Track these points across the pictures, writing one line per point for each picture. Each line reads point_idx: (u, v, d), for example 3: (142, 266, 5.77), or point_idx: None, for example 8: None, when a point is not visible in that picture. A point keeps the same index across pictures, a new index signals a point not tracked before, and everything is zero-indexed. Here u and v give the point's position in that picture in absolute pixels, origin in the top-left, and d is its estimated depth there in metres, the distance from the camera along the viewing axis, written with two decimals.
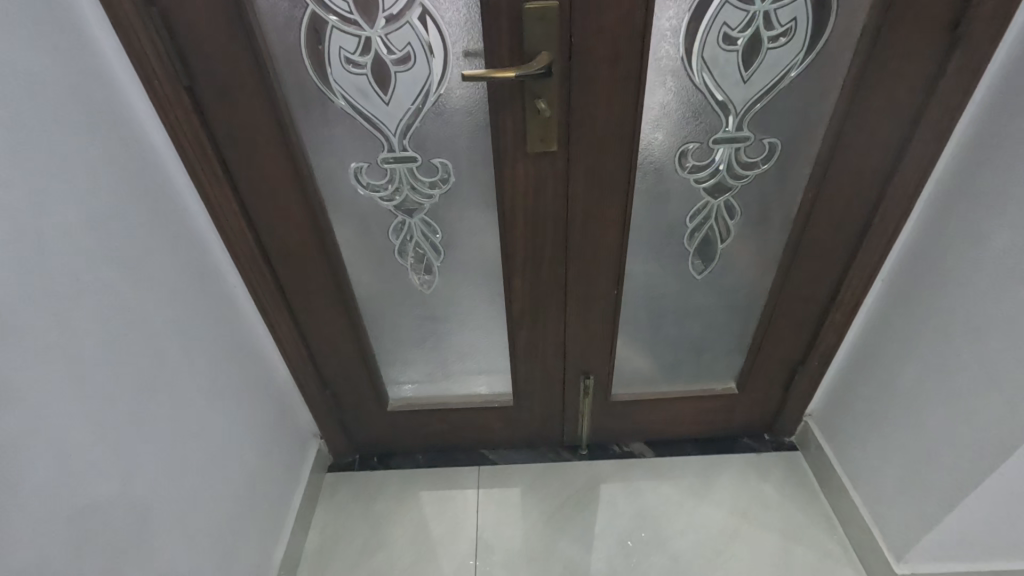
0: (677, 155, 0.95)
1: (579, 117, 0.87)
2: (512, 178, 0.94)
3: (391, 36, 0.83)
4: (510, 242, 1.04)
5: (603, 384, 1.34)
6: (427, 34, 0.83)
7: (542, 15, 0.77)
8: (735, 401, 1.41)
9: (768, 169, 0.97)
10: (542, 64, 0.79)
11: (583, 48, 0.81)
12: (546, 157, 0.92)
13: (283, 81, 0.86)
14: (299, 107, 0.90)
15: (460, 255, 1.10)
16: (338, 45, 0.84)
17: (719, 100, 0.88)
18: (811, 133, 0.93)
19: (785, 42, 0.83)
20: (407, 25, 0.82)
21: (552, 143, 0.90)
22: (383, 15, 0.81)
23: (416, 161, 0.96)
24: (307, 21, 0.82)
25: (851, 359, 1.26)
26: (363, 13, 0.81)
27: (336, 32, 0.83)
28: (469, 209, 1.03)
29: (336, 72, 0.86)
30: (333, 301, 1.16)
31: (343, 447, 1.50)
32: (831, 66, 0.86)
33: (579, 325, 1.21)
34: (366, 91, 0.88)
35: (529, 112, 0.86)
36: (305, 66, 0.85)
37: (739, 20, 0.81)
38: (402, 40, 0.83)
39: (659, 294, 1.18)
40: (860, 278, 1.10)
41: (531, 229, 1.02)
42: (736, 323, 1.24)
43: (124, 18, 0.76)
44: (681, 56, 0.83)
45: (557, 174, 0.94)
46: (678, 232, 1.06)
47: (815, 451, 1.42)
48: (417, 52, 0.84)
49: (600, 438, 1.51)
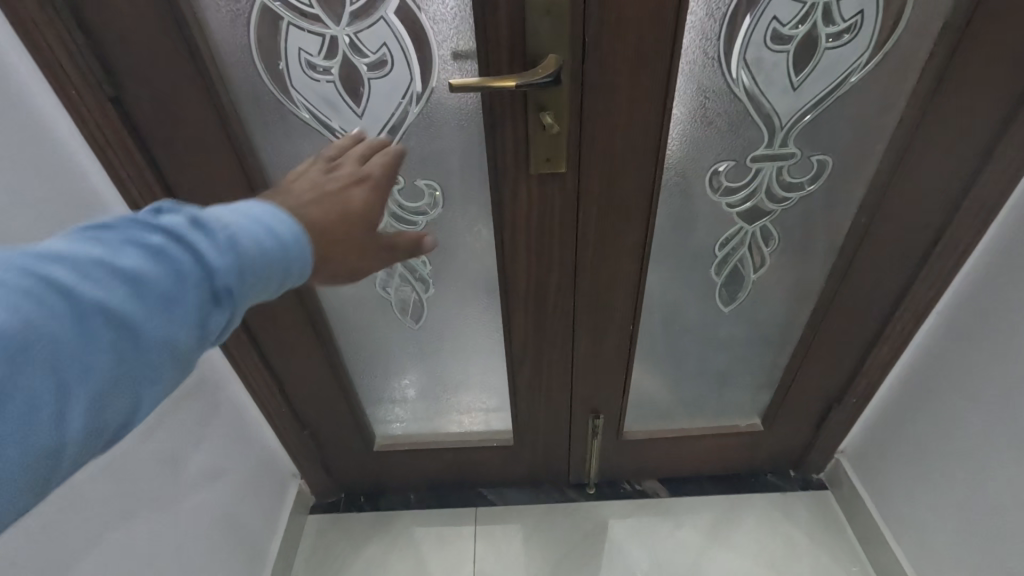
0: (708, 175, 0.79)
1: (593, 132, 0.72)
2: (512, 202, 0.79)
3: (361, 36, 0.67)
4: (510, 275, 0.89)
5: (614, 422, 1.19)
6: (407, 30, 0.67)
7: (549, 10, 0.61)
8: (761, 438, 1.27)
9: (815, 190, 0.82)
10: (550, 70, 0.63)
11: (599, 51, 0.65)
12: (553, 178, 0.77)
13: (236, 91, 0.71)
14: (257, 121, 0.75)
15: (452, 286, 0.95)
16: (298, 45, 0.68)
17: (763, 110, 0.73)
18: (869, 148, 0.78)
19: (848, 40, 0.67)
20: (381, 21, 0.66)
21: (560, 164, 0.74)
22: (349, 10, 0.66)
23: (398, 183, 0.81)
24: (257, 17, 0.66)
25: (896, 396, 1.11)
26: (327, 6, 0.65)
27: (294, 30, 0.67)
28: (461, 237, 0.88)
29: (296, 80, 0.71)
30: (306, 336, 1.01)
31: (326, 486, 1.35)
32: (901, 68, 0.70)
33: (588, 362, 1.06)
34: (335, 101, 0.72)
35: (533, 128, 0.70)
36: (259, 71, 0.70)
37: (793, 14, 0.65)
38: (375, 41, 0.68)
39: (680, 327, 1.03)
40: (914, 310, 0.95)
41: (535, 258, 0.87)
42: (766, 356, 1.10)
43: (24, 14, 0.59)
44: (720, 59, 0.68)
45: (565, 198, 0.79)
46: (705, 259, 0.91)
47: (848, 491, 1.28)
48: (395, 55, 0.69)
49: (610, 476, 1.37)
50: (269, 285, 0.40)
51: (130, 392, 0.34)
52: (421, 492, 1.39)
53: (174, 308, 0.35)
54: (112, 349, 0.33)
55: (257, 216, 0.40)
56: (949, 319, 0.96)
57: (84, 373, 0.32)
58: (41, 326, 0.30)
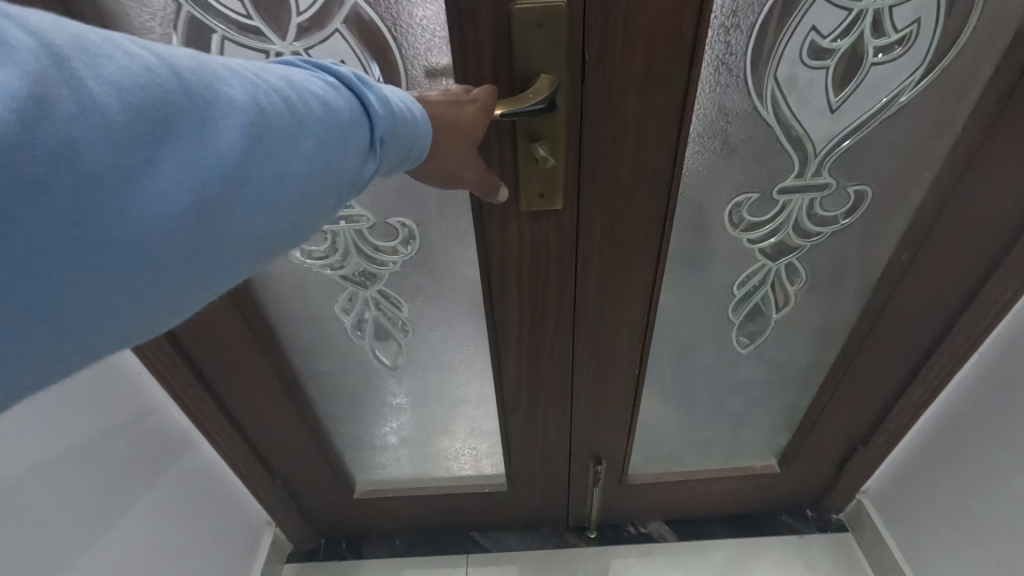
0: (729, 209, 0.68)
1: (594, 165, 0.61)
2: (501, 242, 0.68)
3: (313, 53, 0.55)
4: (500, 319, 0.78)
5: (617, 467, 1.08)
6: (369, 47, 0.55)
7: (541, 21, 0.50)
8: (777, 479, 1.16)
9: (850, 223, 0.71)
10: (542, 94, 0.52)
11: (602, 70, 0.54)
12: (547, 215, 0.66)
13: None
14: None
15: (434, 328, 0.84)
16: (236, 65, 0.56)
17: (794, 135, 0.62)
18: (915, 176, 0.67)
19: (900, 55, 0.56)
20: (338, 35, 0.54)
21: (557, 201, 0.63)
22: (297, 22, 0.53)
23: (367, 220, 0.70)
24: (183, 31, 0.54)
25: (929, 436, 1.01)
26: (270, 17, 0.53)
27: (232, 47, 0.54)
28: (443, 277, 0.76)
29: None
30: (270, 383, 0.89)
31: (303, 534, 1.23)
32: (960, 86, 0.59)
33: (588, 408, 0.95)
34: None
35: (524, 161, 0.59)
36: None
37: (835, 23, 0.54)
38: (331, 58, 0.56)
39: (691, 368, 0.92)
40: (956, 351, 0.85)
41: (528, 301, 0.76)
42: (786, 397, 0.99)
43: None
44: (746, 79, 0.57)
45: (562, 236, 0.68)
46: (721, 298, 0.80)
47: (871, 535, 1.17)
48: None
49: (612, 518, 1.26)
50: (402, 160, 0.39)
51: (314, 209, 0.32)
52: (407, 538, 1.27)
53: (364, 139, 0.34)
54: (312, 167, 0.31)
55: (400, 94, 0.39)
56: (994, 360, 0.86)
57: (208, 156, 0.26)
58: (262, 116, 0.29)
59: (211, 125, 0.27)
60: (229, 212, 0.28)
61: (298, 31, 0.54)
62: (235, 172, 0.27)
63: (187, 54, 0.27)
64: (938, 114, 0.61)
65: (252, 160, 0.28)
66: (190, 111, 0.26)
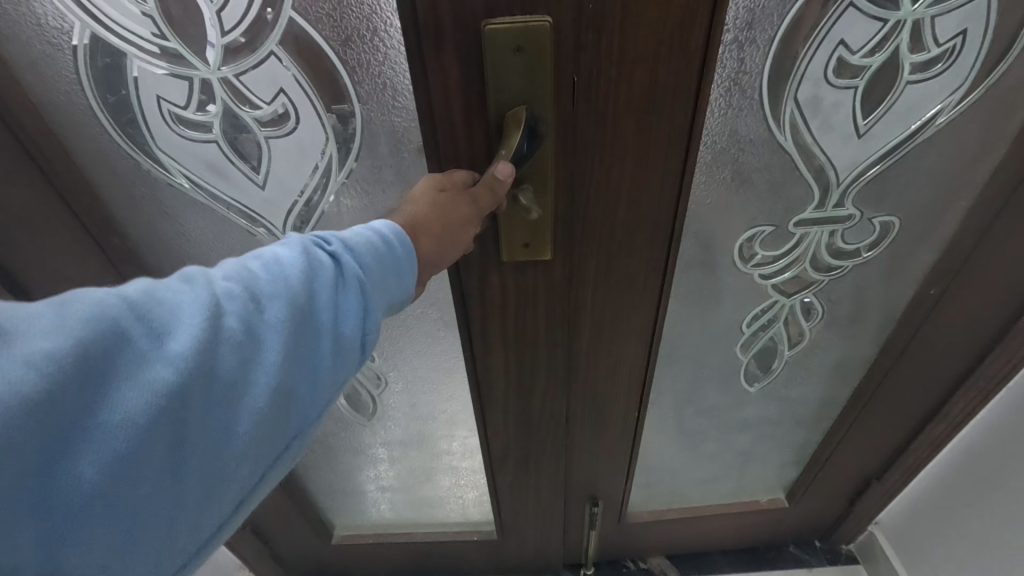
0: (739, 244, 0.60)
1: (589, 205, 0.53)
2: (483, 296, 0.61)
3: (247, 80, 0.51)
4: (484, 372, 0.70)
5: (615, 507, 1.00)
6: (306, 72, 0.50)
7: (520, 44, 0.42)
8: (785, 514, 1.09)
9: (874, 256, 0.63)
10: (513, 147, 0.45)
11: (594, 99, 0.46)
12: (536, 266, 0.58)
13: (104, 152, 0.57)
14: (139, 184, 0.60)
15: (411, 373, 0.77)
16: (157, 92, 0.52)
17: (815, 163, 0.54)
18: (948, 207, 0.59)
19: (940, 72, 0.48)
20: (272, 57, 0.49)
21: (545, 251, 0.56)
22: (222, 45, 0.48)
23: None
24: (94, 53, 0.50)
25: (950, 473, 0.94)
26: (189, 40, 0.48)
27: (153, 73, 0.50)
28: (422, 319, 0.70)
29: (162, 137, 0.55)
30: None
31: None
32: (1005, 108, 0.51)
33: (583, 451, 0.87)
34: (221, 165, 0.57)
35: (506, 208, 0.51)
36: (110, 126, 0.55)
37: (868, 36, 0.46)
38: (268, 86, 0.51)
39: (695, 407, 0.84)
40: (985, 389, 0.77)
41: (515, 355, 0.68)
42: (796, 433, 0.91)
43: None
44: (761, 103, 0.49)
45: (552, 289, 0.60)
46: (728, 337, 0.72)
47: (884, 571, 1.10)
48: (297, 105, 0.52)
49: (611, 554, 1.18)
50: (402, 292, 0.38)
51: (306, 376, 0.33)
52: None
53: (341, 294, 0.35)
54: (282, 337, 0.32)
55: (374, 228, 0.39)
56: None
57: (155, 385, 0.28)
58: (208, 328, 0.30)
59: (158, 354, 0.29)
60: (205, 405, 0.30)
61: (226, 55, 0.49)
62: (202, 367, 0.30)
63: (144, 284, 0.30)
64: (977, 138, 0.54)
65: (215, 349, 0.30)
66: (126, 352, 0.28)
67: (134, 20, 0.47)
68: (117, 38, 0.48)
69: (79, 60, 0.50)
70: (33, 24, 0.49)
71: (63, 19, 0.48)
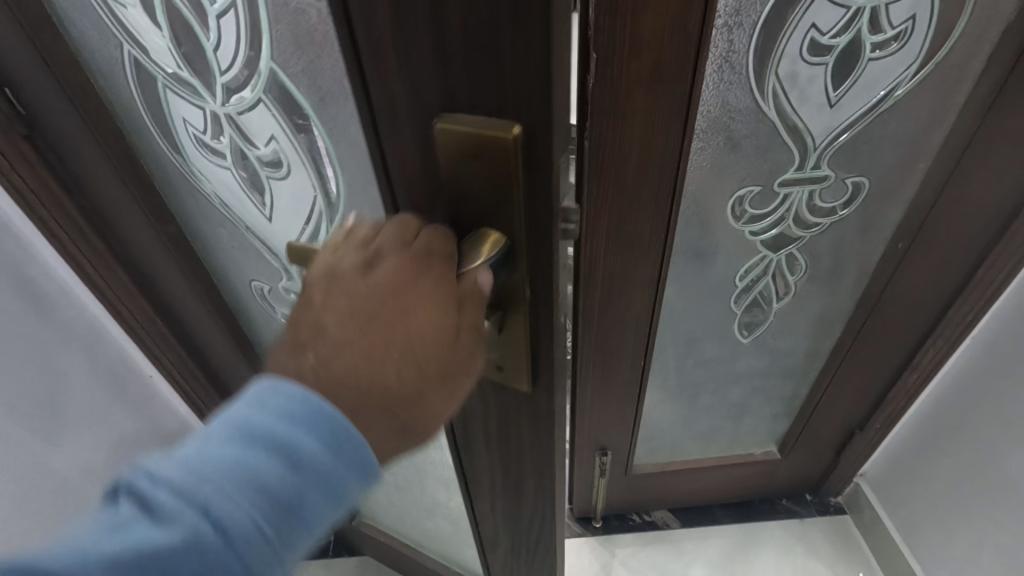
0: (731, 203, 0.70)
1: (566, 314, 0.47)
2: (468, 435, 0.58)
3: (247, 121, 0.54)
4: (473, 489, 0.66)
5: (622, 458, 1.10)
6: (291, 123, 0.51)
7: (479, 153, 0.35)
8: (776, 467, 1.19)
9: (848, 214, 0.73)
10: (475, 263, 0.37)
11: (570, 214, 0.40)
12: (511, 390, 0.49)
13: (154, 151, 0.63)
14: (183, 187, 0.66)
15: None
16: (184, 116, 0.57)
17: (795, 130, 0.64)
18: (909, 169, 0.69)
19: (896, 50, 0.58)
20: (262, 104, 0.51)
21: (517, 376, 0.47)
22: (223, 82, 0.51)
23: None
24: (136, 71, 0.55)
25: (924, 421, 1.04)
26: (199, 77, 0.52)
27: (179, 101, 0.55)
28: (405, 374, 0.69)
29: (193, 154, 0.61)
30: None
31: None
32: (951, 82, 0.61)
33: (594, 402, 0.97)
34: (237, 190, 0.62)
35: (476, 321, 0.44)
36: (156, 138, 0.61)
37: (835, 20, 0.56)
38: (264, 132, 0.54)
39: (694, 360, 0.94)
40: (951, 338, 0.87)
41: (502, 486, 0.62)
42: (785, 385, 1.01)
43: None
44: (747, 77, 0.59)
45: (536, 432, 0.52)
46: (724, 291, 0.82)
47: (869, 517, 1.20)
48: (288, 154, 0.54)
49: (617, 509, 1.29)
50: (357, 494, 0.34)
51: None
52: None
53: (274, 514, 0.31)
54: None
55: (272, 402, 0.33)
56: (988, 343, 0.88)
57: None
58: None
59: None
60: None
61: (227, 93, 0.52)
62: None
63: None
64: (929, 109, 0.64)
65: None
66: None
67: (160, 50, 0.52)
68: (150, 63, 0.53)
69: (129, 74, 0.56)
70: (94, 37, 0.54)
71: (112, 36, 0.53)
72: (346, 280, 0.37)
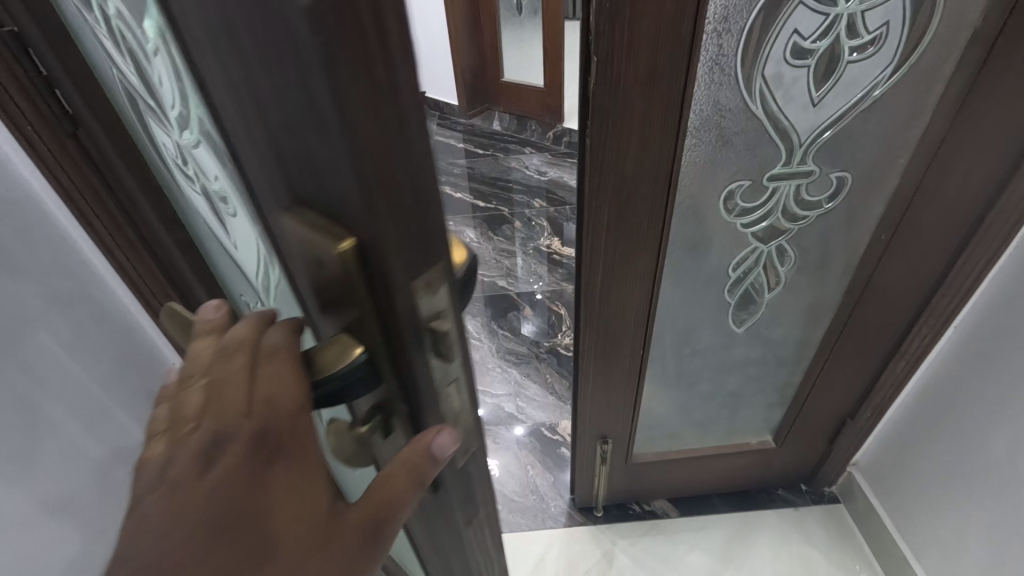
0: (723, 197, 0.75)
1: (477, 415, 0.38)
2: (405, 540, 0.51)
3: (199, 156, 0.42)
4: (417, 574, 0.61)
5: (623, 447, 1.15)
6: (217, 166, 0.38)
7: (318, 260, 0.25)
8: (772, 456, 1.23)
9: (834, 207, 0.78)
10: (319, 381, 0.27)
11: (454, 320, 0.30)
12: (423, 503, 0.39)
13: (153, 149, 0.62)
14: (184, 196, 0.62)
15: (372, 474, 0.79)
16: (166, 133, 0.50)
17: (781, 127, 0.69)
18: (888, 164, 0.74)
19: (872, 53, 0.63)
20: (200, 141, 0.39)
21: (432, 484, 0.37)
22: (172, 113, 0.41)
23: None
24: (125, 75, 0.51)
25: (911, 409, 1.08)
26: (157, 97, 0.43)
27: (159, 118, 0.49)
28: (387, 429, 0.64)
29: (180, 170, 0.54)
30: None
31: None
32: (923, 82, 0.66)
33: (595, 391, 1.01)
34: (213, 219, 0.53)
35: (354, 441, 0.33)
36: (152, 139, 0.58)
37: (815, 26, 0.61)
38: (212, 172, 0.42)
39: (691, 349, 0.99)
40: (935, 327, 0.91)
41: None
42: (779, 375, 1.06)
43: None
44: (736, 79, 0.64)
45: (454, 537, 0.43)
46: (718, 281, 0.87)
47: (861, 504, 1.24)
48: (229, 202, 0.42)
49: (619, 498, 1.32)
50: None
51: None
52: None
53: None
54: None
55: None
56: (971, 330, 0.93)
57: None
58: None
59: None
60: None
61: (178, 124, 0.41)
62: None
63: None
64: (905, 108, 0.69)
65: None
66: None
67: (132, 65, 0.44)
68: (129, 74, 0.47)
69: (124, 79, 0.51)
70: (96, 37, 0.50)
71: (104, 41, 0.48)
72: (180, 476, 0.27)
